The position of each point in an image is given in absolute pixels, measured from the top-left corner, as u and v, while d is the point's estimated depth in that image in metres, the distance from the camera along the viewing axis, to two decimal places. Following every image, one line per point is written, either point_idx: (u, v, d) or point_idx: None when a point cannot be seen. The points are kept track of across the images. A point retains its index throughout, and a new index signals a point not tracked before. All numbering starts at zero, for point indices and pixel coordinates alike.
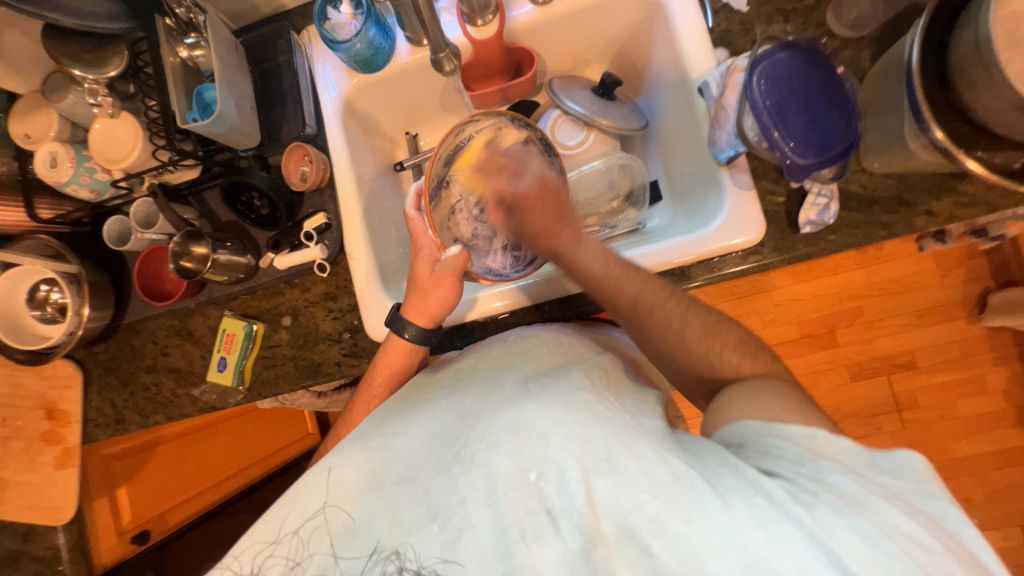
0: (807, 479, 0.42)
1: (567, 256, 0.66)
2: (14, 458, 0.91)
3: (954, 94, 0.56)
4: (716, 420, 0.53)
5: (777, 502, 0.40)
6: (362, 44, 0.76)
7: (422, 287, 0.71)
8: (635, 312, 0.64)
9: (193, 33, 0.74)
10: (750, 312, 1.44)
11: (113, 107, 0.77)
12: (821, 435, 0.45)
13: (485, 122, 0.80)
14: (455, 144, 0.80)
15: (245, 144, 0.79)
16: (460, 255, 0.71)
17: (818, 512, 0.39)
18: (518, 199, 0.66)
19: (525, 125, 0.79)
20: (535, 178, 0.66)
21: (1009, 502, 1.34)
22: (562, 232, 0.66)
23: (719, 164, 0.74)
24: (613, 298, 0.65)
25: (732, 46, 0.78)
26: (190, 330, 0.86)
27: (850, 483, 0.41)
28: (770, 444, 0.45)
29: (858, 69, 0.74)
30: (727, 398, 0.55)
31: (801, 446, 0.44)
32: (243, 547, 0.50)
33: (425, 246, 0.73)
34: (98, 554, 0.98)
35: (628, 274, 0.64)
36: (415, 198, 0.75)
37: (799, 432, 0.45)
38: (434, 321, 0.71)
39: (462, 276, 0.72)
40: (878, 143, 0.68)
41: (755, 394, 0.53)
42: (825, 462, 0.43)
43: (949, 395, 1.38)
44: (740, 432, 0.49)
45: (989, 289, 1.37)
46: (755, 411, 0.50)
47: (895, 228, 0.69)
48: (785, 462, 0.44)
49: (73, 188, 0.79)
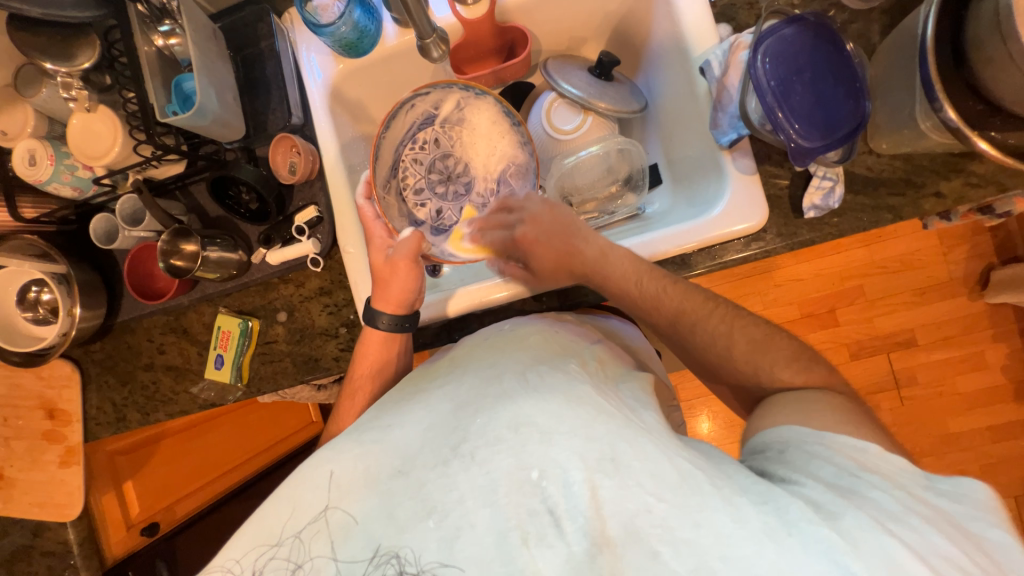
0: (845, 489, 0.43)
1: (597, 273, 0.68)
2: (20, 456, 0.91)
3: (969, 71, 0.53)
4: (760, 424, 0.56)
5: (790, 517, 0.41)
6: (347, 27, 0.73)
7: (382, 276, 0.70)
8: (679, 323, 0.65)
9: (167, 20, 0.71)
10: (751, 294, 1.43)
11: (90, 100, 0.74)
12: (874, 450, 0.46)
13: (434, 93, 0.78)
14: (415, 119, 0.80)
15: (230, 137, 0.77)
16: (412, 237, 0.70)
17: (847, 521, 0.40)
18: (521, 243, 0.72)
19: (481, 92, 0.77)
20: (529, 220, 0.72)
21: (1004, 474, 1.36)
22: (581, 251, 0.69)
23: (720, 148, 0.71)
24: (652, 310, 0.66)
25: (736, 21, 0.75)
26: (185, 327, 0.85)
27: (889, 499, 0.42)
28: (816, 455, 0.47)
29: (868, 43, 0.70)
30: (776, 406, 0.57)
31: (848, 458, 0.46)
32: (242, 551, 0.49)
33: (376, 236, 0.73)
34: (108, 546, 1.00)
35: (663, 288, 0.65)
36: (365, 186, 0.74)
37: (848, 445, 0.47)
38: (403, 308, 0.70)
39: (419, 258, 0.71)
40: (887, 123, 0.65)
41: (810, 405, 0.54)
42: (866, 479, 0.44)
43: (948, 372, 1.38)
44: (782, 440, 0.51)
45: (992, 265, 1.35)
46: (802, 420, 0.52)
47: (902, 211, 0.67)
48: (828, 469, 0.45)
49: (54, 186, 0.76)
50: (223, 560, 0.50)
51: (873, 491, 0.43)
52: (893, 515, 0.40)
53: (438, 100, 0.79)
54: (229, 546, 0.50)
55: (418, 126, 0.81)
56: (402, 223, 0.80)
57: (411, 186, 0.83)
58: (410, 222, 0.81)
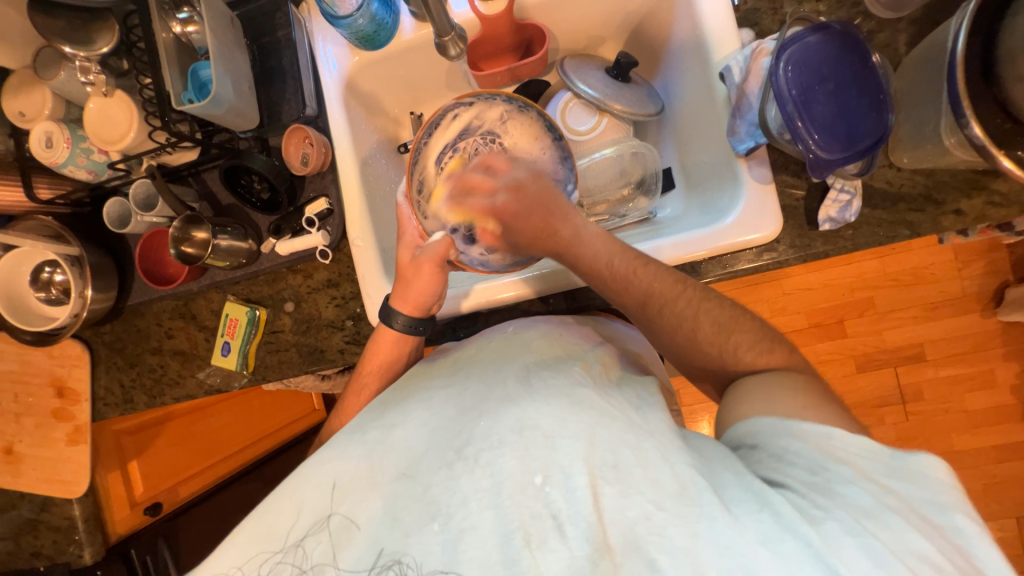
0: (818, 491, 0.43)
1: (571, 251, 0.65)
2: (28, 432, 0.93)
3: (999, 89, 0.52)
4: (730, 413, 0.55)
5: (785, 519, 0.41)
6: (365, 19, 0.73)
7: (405, 275, 0.69)
8: (646, 311, 0.62)
9: (186, 8, 0.72)
10: (759, 301, 1.41)
11: (107, 85, 0.74)
12: (836, 435, 0.46)
13: (478, 103, 0.79)
14: (459, 128, 0.80)
15: (245, 127, 0.77)
16: (442, 241, 0.70)
17: (825, 530, 0.40)
18: (501, 214, 0.71)
19: (523, 104, 0.77)
20: (508, 189, 0.70)
21: (1007, 494, 1.35)
22: (557, 229, 0.66)
23: (737, 156, 0.70)
24: (623, 294, 0.62)
25: (759, 27, 0.73)
26: (193, 313, 0.86)
27: (863, 494, 0.42)
28: (785, 450, 0.46)
29: (893, 53, 0.69)
30: (741, 389, 0.56)
31: (814, 449, 0.45)
32: (246, 560, 0.50)
33: (408, 234, 0.73)
34: (112, 525, 1.02)
35: (636, 268, 0.61)
36: (406, 186, 0.75)
37: (813, 432, 0.47)
38: (421, 310, 0.70)
39: (444, 264, 0.70)
40: (910, 137, 0.64)
41: (776, 386, 0.54)
42: (838, 471, 0.44)
43: (956, 389, 1.37)
44: (752, 433, 0.50)
45: (1008, 282, 1.32)
46: (771, 407, 0.51)
47: (920, 227, 0.66)
48: (797, 469, 0.45)
49: (70, 169, 0.77)
50: (226, 566, 0.50)
51: (848, 487, 0.42)
52: (868, 512, 0.41)
53: (483, 110, 0.79)
54: (230, 552, 0.50)
55: (461, 135, 0.81)
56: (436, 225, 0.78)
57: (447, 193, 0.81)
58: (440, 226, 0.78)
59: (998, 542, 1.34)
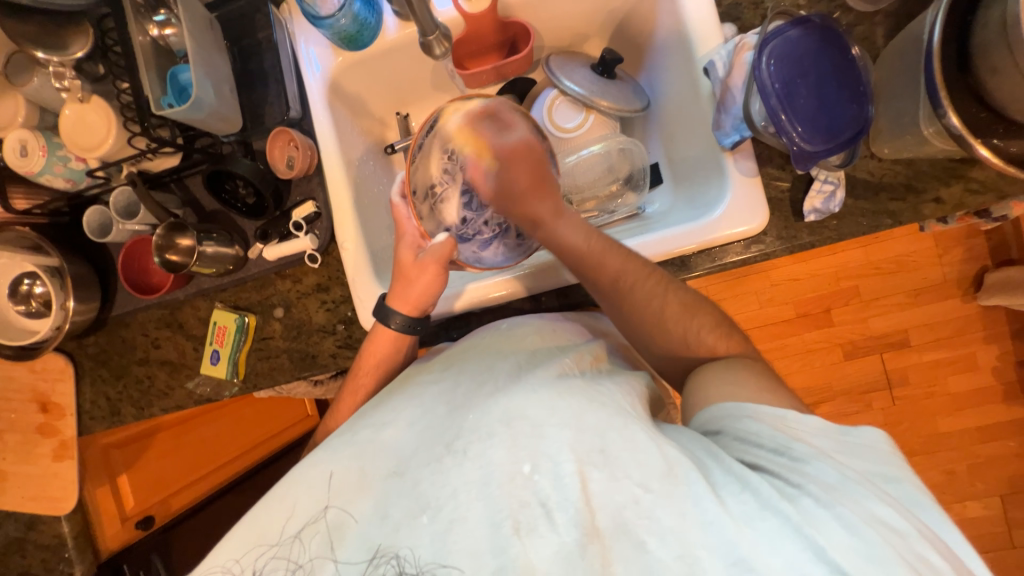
0: (788, 470, 0.44)
1: (546, 227, 0.66)
2: (12, 450, 0.91)
3: (976, 79, 0.53)
4: (696, 400, 0.56)
5: (766, 499, 0.42)
6: (347, 19, 0.72)
7: (407, 275, 0.69)
8: (647, 317, 0.63)
9: (162, 10, 0.70)
10: (745, 293, 1.44)
11: (83, 91, 0.73)
12: (791, 415, 0.48)
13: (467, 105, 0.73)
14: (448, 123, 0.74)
15: (226, 130, 0.76)
16: (445, 242, 0.68)
17: (803, 505, 0.41)
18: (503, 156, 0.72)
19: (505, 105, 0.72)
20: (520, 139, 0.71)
21: (990, 474, 1.38)
22: (538, 206, 0.67)
23: (722, 150, 0.71)
24: (621, 298, 0.63)
25: (741, 21, 0.74)
26: (180, 322, 0.84)
27: (828, 470, 0.43)
28: (748, 432, 0.48)
29: (872, 46, 0.70)
30: (706, 375, 0.57)
31: (775, 428, 0.47)
32: (242, 551, 0.49)
33: (407, 233, 0.71)
34: (103, 540, 1.00)
35: (607, 249, 0.63)
36: (402, 184, 0.72)
37: (770, 413, 0.49)
38: (419, 309, 0.70)
39: (447, 265, 0.69)
40: (890, 128, 0.65)
41: (737, 372, 0.55)
42: (800, 448, 0.45)
43: (940, 372, 1.40)
44: (717, 418, 0.51)
45: (987, 268, 1.36)
46: (734, 390, 0.53)
47: (901, 216, 0.68)
48: (765, 452, 0.46)
49: (47, 178, 0.75)
50: (224, 560, 0.50)
51: (811, 464, 0.44)
52: (834, 486, 0.42)
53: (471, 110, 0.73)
54: (228, 546, 0.50)
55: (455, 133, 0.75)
56: (435, 225, 0.75)
57: (439, 194, 0.77)
58: (439, 225, 0.75)
59: (982, 520, 1.38)
